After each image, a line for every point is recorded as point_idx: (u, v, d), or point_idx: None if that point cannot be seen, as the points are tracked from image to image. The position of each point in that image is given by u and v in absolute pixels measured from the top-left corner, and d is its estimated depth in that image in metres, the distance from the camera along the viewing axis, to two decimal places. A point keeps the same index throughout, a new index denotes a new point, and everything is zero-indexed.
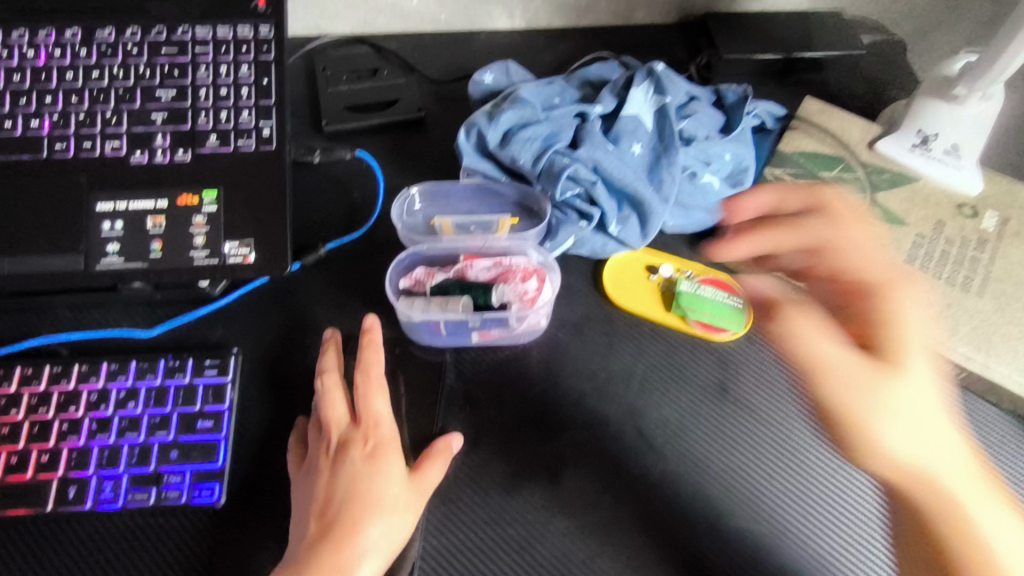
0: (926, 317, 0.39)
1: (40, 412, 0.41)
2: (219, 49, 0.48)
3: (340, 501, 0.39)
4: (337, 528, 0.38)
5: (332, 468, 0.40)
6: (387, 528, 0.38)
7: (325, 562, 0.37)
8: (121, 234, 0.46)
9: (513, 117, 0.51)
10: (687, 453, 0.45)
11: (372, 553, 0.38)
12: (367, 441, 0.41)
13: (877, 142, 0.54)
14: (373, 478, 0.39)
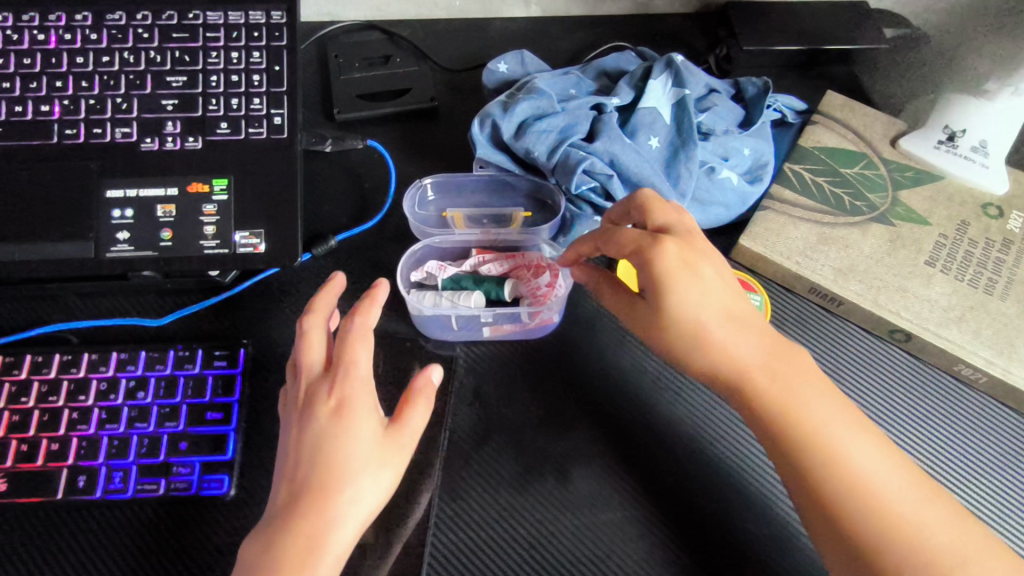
0: (710, 268, 0.39)
1: (50, 400, 0.41)
2: (230, 35, 0.47)
3: (309, 459, 0.36)
4: (309, 485, 0.35)
5: (301, 426, 0.37)
6: (360, 493, 0.35)
7: (297, 530, 0.34)
8: (131, 222, 0.45)
9: (528, 108, 0.50)
10: (695, 452, 0.44)
11: (346, 520, 0.35)
12: (332, 394, 0.37)
13: (901, 139, 0.53)
14: (338, 439, 0.36)
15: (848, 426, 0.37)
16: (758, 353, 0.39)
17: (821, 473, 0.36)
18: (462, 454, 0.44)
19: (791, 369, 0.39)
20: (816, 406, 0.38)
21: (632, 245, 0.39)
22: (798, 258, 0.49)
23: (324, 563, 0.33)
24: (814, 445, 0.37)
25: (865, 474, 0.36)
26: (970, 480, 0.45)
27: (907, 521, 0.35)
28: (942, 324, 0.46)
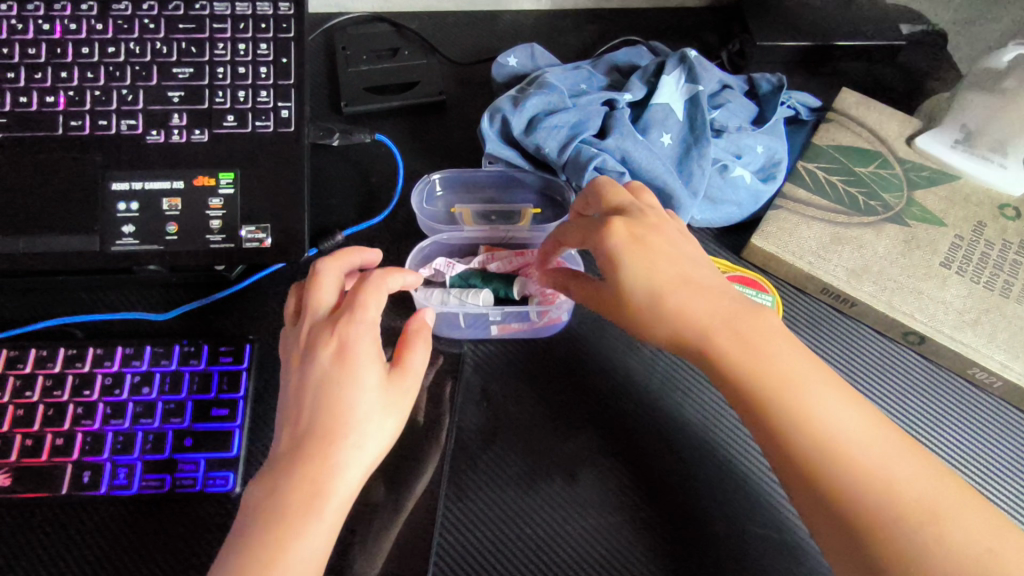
0: (664, 240, 0.40)
1: (54, 394, 0.41)
2: (237, 26, 0.46)
3: (312, 404, 0.36)
4: (311, 433, 0.35)
5: (303, 373, 0.37)
6: (365, 440, 0.35)
7: (301, 475, 0.34)
8: (137, 215, 0.45)
9: (539, 104, 0.49)
10: (698, 450, 0.44)
11: (350, 466, 0.35)
12: (336, 338, 0.37)
13: (917, 137, 0.52)
14: (341, 382, 0.36)
15: (817, 382, 0.36)
16: (716, 313, 0.38)
17: (789, 431, 0.35)
18: (469, 453, 0.43)
19: (755, 327, 0.38)
20: (784, 363, 0.36)
21: (584, 232, 0.41)
22: (811, 258, 0.48)
23: (329, 509, 0.34)
24: (781, 402, 0.35)
25: (835, 430, 0.35)
26: (986, 483, 0.44)
27: (879, 474, 0.34)
28: (957, 327, 0.46)
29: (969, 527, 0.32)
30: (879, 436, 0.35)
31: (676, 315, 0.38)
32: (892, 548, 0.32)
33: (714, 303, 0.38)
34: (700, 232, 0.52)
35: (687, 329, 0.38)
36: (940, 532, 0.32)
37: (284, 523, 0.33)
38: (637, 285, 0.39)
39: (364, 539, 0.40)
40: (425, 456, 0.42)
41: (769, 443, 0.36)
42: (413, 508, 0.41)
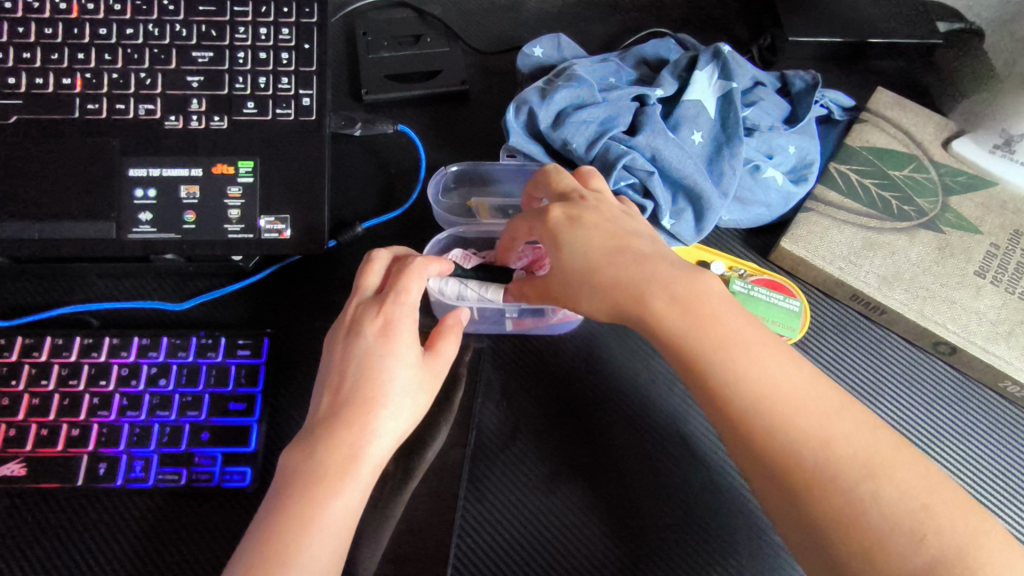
0: (602, 220, 0.39)
1: (70, 384, 0.40)
2: (258, 9, 0.45)
3: (353, 379, 0.35)
4: (349, 405, 0.35)
5: (346, 349, 0.36)
6: (399, 411, 0.35)
7: (338, 439, 0.33)
8: (155, 202, 0.44)
9: (568, 97, 0.47)
10: (697, 458, 0.43)
11: (383, 433, 0.34)
12: (381, 312, 0.37)
13: (952, 141, 0.50)
14: (386, 357, 0.36)
15: (755, 339, 0.33)
16: (649, 274, 0.36)
17: (723, 390, 0.32)
18: (488, 453, 0.43)
19: (691, 286, 0.35)
20: (724, 321, 0.34)
21: (528, 219, 0.41)
22: (841, 263, 0.47)
23: (360, 472, 0.33)
24: (714, 361, 0.33)
25: (768, 389, 0.32)
26: (1004, 499, 0.44)
27: (814, 431, 0.31)
28: (990, 338, 0.44)
29: (903, 482, 0.30)
30: (820, 391, 0.32)
31: (608, 283, 0.36)
32: (830, 509, 0.29)
33: (646, 267, 0.36)
34: (727, 233, 0.51)
35: (619, 295, 0.36)
36: (877, 489, 0.29)
37: (316, 483, 0.32)
38: (569, 265, 0.38)
39: (382, 540, 0.39)
40: (444, 456, 0.41)
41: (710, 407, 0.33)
42: (431, 510, 0.40)
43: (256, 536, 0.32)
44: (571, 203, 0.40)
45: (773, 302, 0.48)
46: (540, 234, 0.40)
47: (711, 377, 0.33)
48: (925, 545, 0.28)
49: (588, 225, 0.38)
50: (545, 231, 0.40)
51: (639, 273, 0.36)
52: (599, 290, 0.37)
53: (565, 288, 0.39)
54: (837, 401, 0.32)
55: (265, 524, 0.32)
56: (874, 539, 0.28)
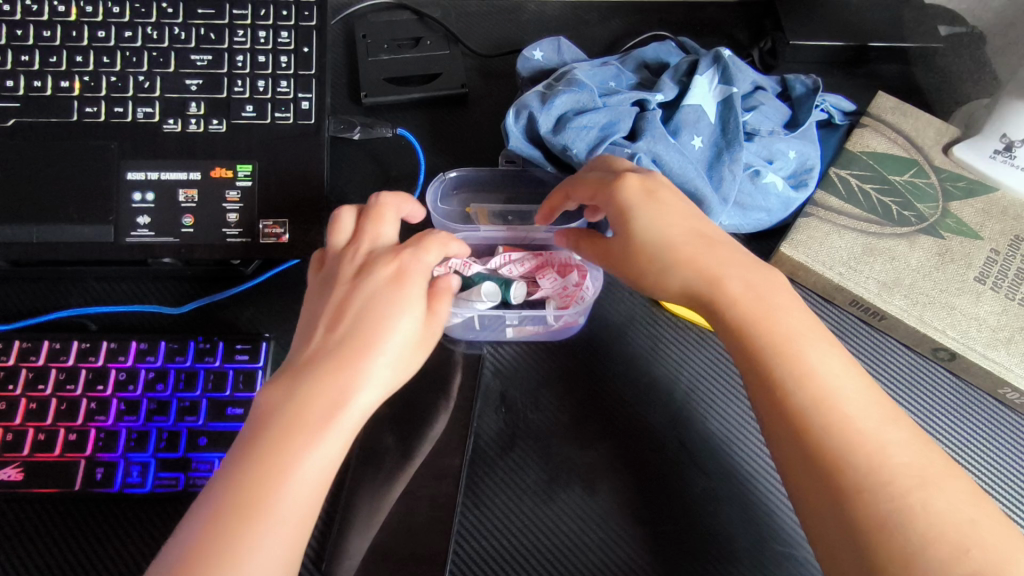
0: (679, 201, 0.39)
1: (67, 388, 0.40)
2: (257, 13, 0.45)
3: (354, 320, 0.35)
4: (345, 347, 0.34)
5: (351, 289, 0.36)
6: (387, 360, 0.35)
7: (329, 382, 0.33)
8: (153, 206, 0.44)
9: (568, 101, 0.47)
10: (701, 463, 0.43)
11: (370, 381, 0.34)
12: (395, 259, 0.37)
13: (953, 147, 0.50)
14: (392, 303, 0.36)
15: (817, 341, 0.34)
16: (725, 262, 0.37)
17: (785, 383, 0.33)
18: (487, 460, 0.42)
19: (766, 281, 0.36)
20: (788, 319, 0.35)
21: (594, 186, 0.40)
22: (841, 269, 0.47)
23: (345, 419, 0.33)
24: (778, 360, 0.33)
25: (831, 392, 0.32)
26: (1008, 505, 0.43)
27: (870, 436, 0.31)
28: (990, 345, 0.44)
29: (953, 498, 0.30)
30: (876, 401, 0.33)
31: (686, 261, 0.37)
32: (876, 511, 0.29)
33: (719, 256, 0.37)
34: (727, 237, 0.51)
35: (696, 275, 0.37)
36: (926, 498, 0.29)
37: (298, 425, 0.32)
38: (648, 237, 0.38)
39: (379, 546, 0.39)
40: (442, 462, 0.41)
41: (766, 402, 0.33)
42: (429, 515, 0.40)
43: (230, 474, 0.31)
44: (647, 177, 0.39)
45: None
46: (611, 204, 0.39)
47: (774, 374, 0.33)
48: (970, 559, 0.28)
49: (667, 203, 0.38)
50: (618, 200, 0.39)
51: (721, 263, 0.37)
52: (675, 266, 0.37)
53: (638, 260, 0.38)
54: (892, 411, 0.32)
55: (238, 461, 0.31)
56: (915, 549, 0.28)
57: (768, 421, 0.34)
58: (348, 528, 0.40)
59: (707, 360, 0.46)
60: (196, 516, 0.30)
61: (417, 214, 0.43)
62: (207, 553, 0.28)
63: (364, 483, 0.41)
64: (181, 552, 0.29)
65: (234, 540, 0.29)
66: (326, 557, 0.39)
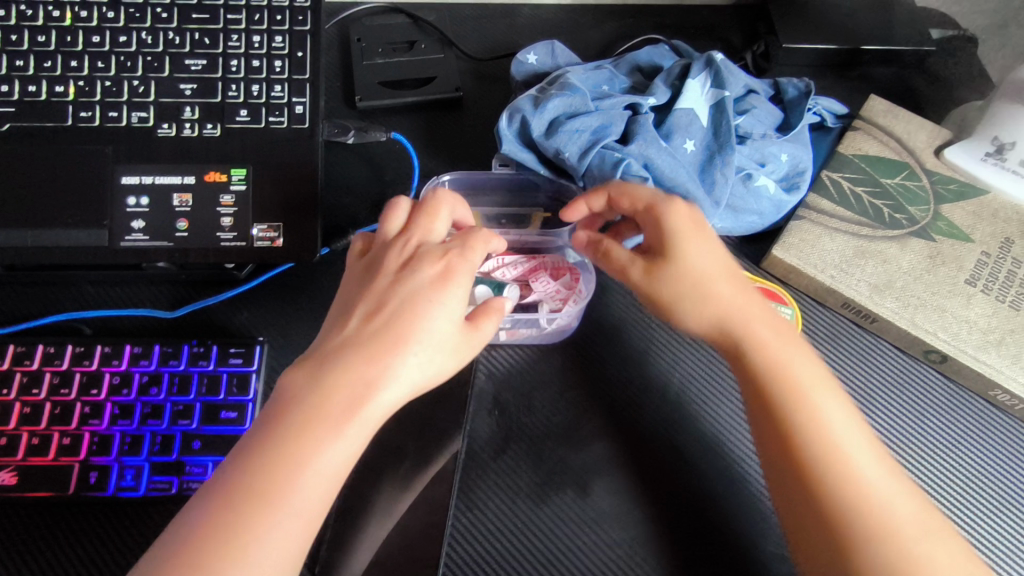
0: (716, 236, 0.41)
1: (61, 392, 0.40)
2: (252, 17, 0.45)
3: (392, 313, 0.35)
4: (377, 339, 0.34)
5: (394, 281, 0.36)
6: (414, 361, 0.34)
7: (358, 373, 0.33)
8: (147, 210, 0.44)
9: (561, 105, 0.47)
10: (694, 466, 0.43)
11: (395, 381, 0.33)
12: (443, 258, 0.36)
13: (944, 150, 0.50)
14: (430, 300, 0.35)
15: (831, 394, 0.37)
16: (754, 314, 0.39)
17: (799, 437, 0.36)
18: (480, 463, 0.42)
19: (785, 335, 0.39)
20: (805, 372, 0.37)
21: (645, 203, 0.41)
22: (833, 271, 0.47)
23: (364, 418, 0.32)
24: (796, 412, 0.36)
25: (840, 441, 0.36)
26: (1001, 507, 0.44)
27: (876, 489, 0.34)
28: (981, 347, 0.45)
29: (943, 551, 0.34)
30: (881, 455, 0.36)
31: (716, 310, 0.39)
32: (872, 558, 0.33)
33: (751, 307, 0.39)
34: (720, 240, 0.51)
35: (725, 325, 0.39)
36: (921, 551, 0.33)
37: (317, 416, 0.32)
38: (694, 272, 0.39)
39: None
40: None
41: (778, 451, 0.37)
42: None
43: (252, 455, 0.31)
44: (694, 212, 0.41)
45: None
46: (667, 227, 0.40)
47: (790, 420, 0.36)
48: None
49: (711, 238, 0.40)
50: (670, 230, 0.40)
51: (748, 314, 0.39)
52: (704, 314, 0.40)
53: (675, 290, 0.40)
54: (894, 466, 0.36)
55: (258, 445, 0.31)
56: None
57: (779, 461, 0.37)
58: None
59: (700, 360, 0.46)
60: (209, 491, 0.30)
61: (468, 219, 0.43)
62: (213, 532, 0.29)
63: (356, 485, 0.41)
64: (189, 526, 0.30)
65: (240, 525, 0.29)
66: None
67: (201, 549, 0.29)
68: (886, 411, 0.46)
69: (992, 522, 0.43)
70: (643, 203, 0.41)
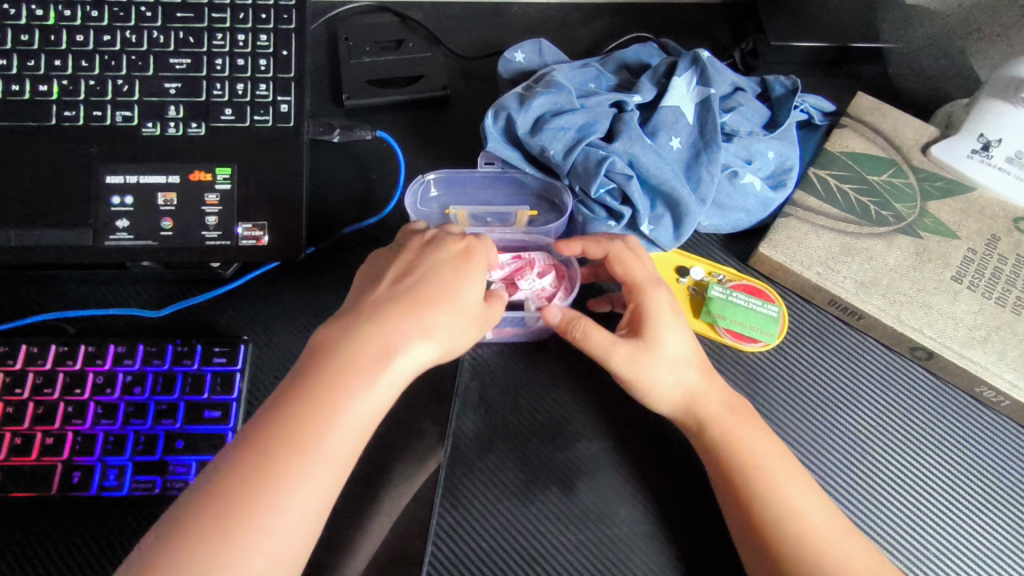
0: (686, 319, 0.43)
1: (44, 392, 0.40)
2: (236, 16, 0.45)
3: (419, 281, 0.37)
4: (407, 300, 0.36)
5: (419, 258, 0.39)
6: (443, 322, 0.36)
7: (389, 328, 0.34)
8: (132, 209, 0.44)
9: (547, 103, 0.47)
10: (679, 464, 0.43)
11: (425, 339, 0.35)
12: (465, 242, 0.40)
13: (931, 147, 0.50)
14: (457, 272, 0.38)
15: (783, 458, 0.40)
16: (715, 387, 0.42)
17: (759, 501, 0.38)
18: (465, 462, 0.42)
19: (739, 402, 0.42)
20: (757, 441, 0.40)
21: (639, 280, 0.43)
22: (819, 268, 0.47)
23: (394, 372, 0.33)
24: (753, 478, 0.39)
25: (800, 508, 0.38)
26: (988, 504, 0.44)
27: (833, 544, 0.37)
28: (966, 343, 0.45)
29: None
30: (834, 511, 0.39)
31: (679, 383, 0.41)
32: None
33: (713, 380, 0.42)
34: (707, 238, 0.51)
35: (687, 396, 0.41)
36: None
37: (349, 368, 0.32)
38: (669, 350, 0.41)
39: None
40: None
41: (741, 518, 0.38)
42: None
43: (283, 402, 0.31)
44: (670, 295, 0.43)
45: (750, 307, 0.48)
46: (654, 306, 0.42)
47: (754, 498, 0.38)
48: None
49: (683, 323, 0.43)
50: (651, 308, 0.42)
51: (709, 385, 0.42)
52: (671, 385, 0.41)
53: (646, 365, 0.41)
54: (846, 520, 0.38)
55: (289, 395, 0.32)
56: None
57: (741, 533, 0.38)
58: None
59: None
60: (237, 442, 0.31)
61: None
62: (243, 479, 0.29)
63: None
64: (218, 474, 0.30)
65: (276, 466, 0.30)
66: None
67: (231, 495, 0.29)
68: (883, 408, 0.46)
69: (990, 517, 0.43)
70: (633, 279, 0.43)
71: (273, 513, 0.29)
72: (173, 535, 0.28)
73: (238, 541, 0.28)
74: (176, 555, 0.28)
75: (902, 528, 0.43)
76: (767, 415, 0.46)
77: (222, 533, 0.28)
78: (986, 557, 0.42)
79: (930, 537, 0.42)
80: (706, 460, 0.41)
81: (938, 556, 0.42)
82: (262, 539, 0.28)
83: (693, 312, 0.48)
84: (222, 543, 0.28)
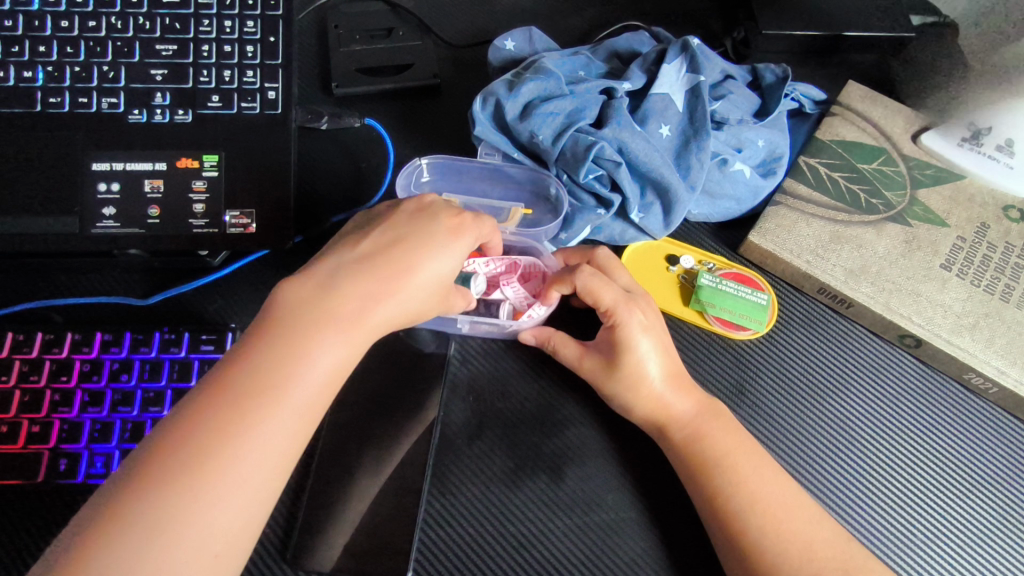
0: (658, 329, 0.44)
1: (32, 379, 0.40)
2: (223, 2, 0.45)
3: (401, 249, 0.36)
4: (383, 266, 0.36)
5: (410, 223, 0.38)
6: (419, 287, 0.36)
7: (365, 292, 0.35)
8: (118, 197, 0.43)
9: (536, 89, 0.47)
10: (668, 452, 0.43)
11: (396, 307, 0.35)
12: (459, 218, 0.39)
13: (922, 134, 0.50)
14: (440, 246, 0.37)
15: (750, 452, 0.41)
16: (681, 392, 0.42)
17: (726, 491, 0.39)
18: (453, 449, 0.42)
19: (708, 399, 0.43)
20: (719, 440, 0.41)
21: (606, 300, 0.43)
22: (809, 256, 0.47)
23: (366, 332, 0.34)
24: (720, 470, 0.39)
25: (763, 496, 0.39)
26: (978, 484, 0.44)
27: (800, 533, 0.38)
28: (955, 330, 0.45)
29: None
30: (802, 498, 0.39)
31: (646, 387, 0.42)
32: None
33: (683, 386, 0.42)
34: (697, 226, 0.51)
35: (653, 402, 0.42)
36: None
37: (325, 320, 0.33)
38: (640, 367, 0.42)
39: (341, 534, 0.39)
40: (407, 453, 0.41)
41: (711, 510, 0.39)
42: (394, 504, 0.40)
43: (256, 357, 0.32)
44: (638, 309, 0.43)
45: (741, 295, 0.48)
46: (622, 327, 0.42)
47: (720, 489, 0.39)
48: None
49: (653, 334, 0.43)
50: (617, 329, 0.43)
51: (676, 396, 0.42)
52: (639, 393, 0.42)
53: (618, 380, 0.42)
54: (815, 510, 0.39)
55: (261, 343, 0.32)
56: None
57: (707, 523, 0.39)
58: (312, 517, 0.40)
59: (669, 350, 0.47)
60: (205, 392, 0.31)
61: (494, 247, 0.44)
62: (213, 430, 0.30)
63: (329, 473, 0.41)
64: (183, 424, 0.30)
65: (251, 411, 0.31)
66: (291, 546, 0.39)
67: (197, 444, 0.30)
68: (869, 391, 0.46)
69: (976, 499, 0.44)
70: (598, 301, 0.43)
71: (247, 459, 0.30)
72: (137, 483, 0.29)
73: (207, 489, 0.29)
74: (146, 498, 0.28)
75: (885, 512, 0.43)
76: (753, 404, 0.46)
77: (189, 482, 0.29)
78: (972, 537, 0.43)
79: (925, 516, 0.43)
80: (674, 459, 0.41)
81: (933, 534, 0.43)
82: (230, 489, 0.29)
83: (683, 300, 0.48)
84: (188, 493, 0.29)
